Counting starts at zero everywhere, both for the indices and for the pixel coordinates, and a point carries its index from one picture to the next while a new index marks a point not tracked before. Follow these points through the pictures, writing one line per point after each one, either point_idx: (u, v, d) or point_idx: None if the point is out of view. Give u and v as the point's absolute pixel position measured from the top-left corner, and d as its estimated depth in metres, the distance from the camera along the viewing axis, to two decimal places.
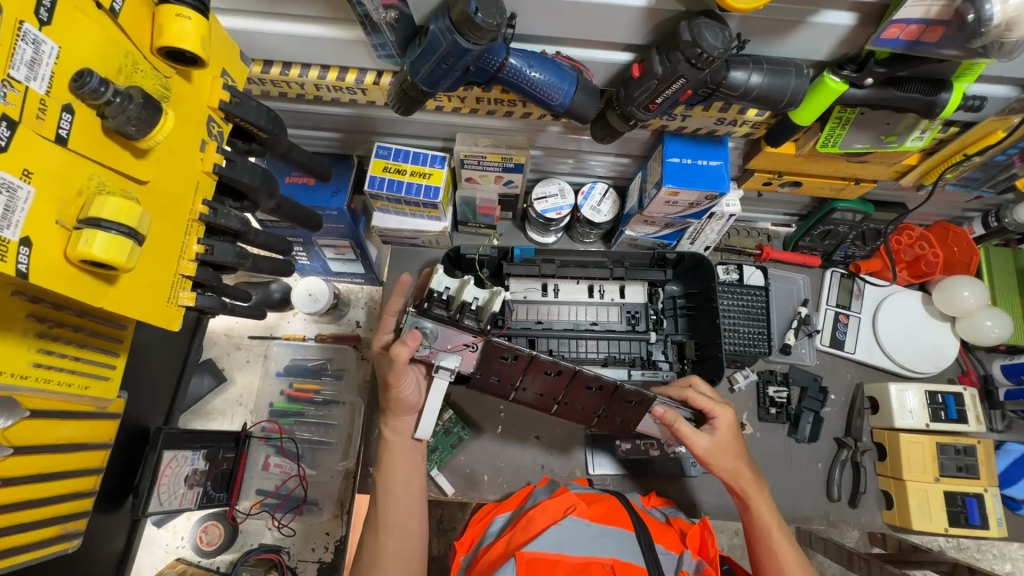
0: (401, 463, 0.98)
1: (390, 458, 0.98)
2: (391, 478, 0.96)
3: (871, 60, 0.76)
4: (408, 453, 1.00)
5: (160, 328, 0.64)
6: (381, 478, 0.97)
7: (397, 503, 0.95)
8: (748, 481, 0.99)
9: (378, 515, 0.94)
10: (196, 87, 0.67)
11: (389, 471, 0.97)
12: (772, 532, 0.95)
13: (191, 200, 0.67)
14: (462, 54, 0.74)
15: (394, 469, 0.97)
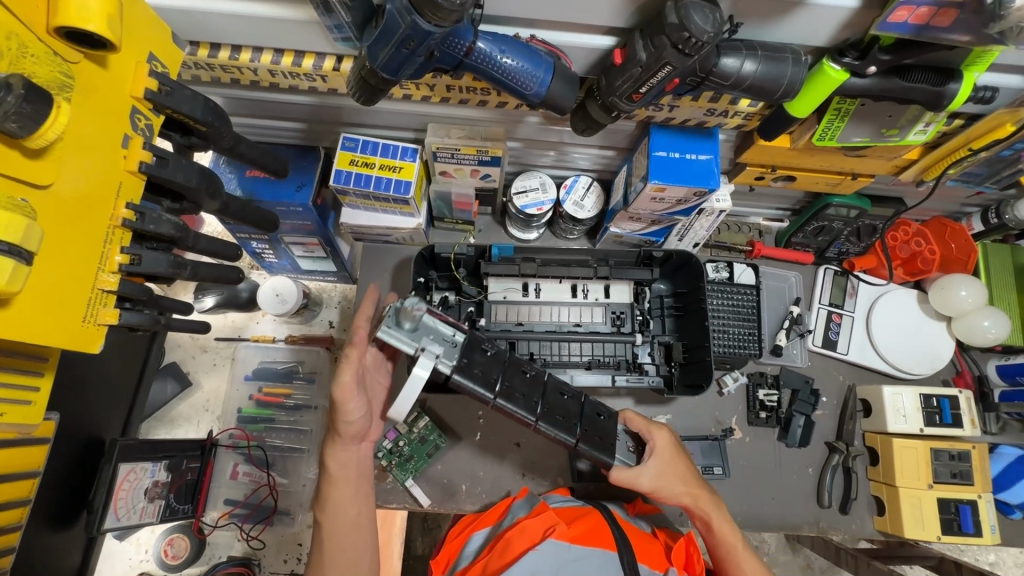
0: (344, 499, 0.93)
1: (332, 493, 0.93)
2: (333, 520, 0.91)
3: (875, 45, 0.69)
4: (353, 488, 0.94)
5: (78, 351, 0.57)
6: (323, 520, 0.92)
7: (341, 546, 0.90)
8: (700, 500, 0.98)
9: (319, 558, 0.90)
10: (115, 73, 0.58)
11: (331, 510, 0.92)
12: (738, 555, 0.95)
13: (112, 204, 0.59)
14: (423, 37, 0.66)
15: (334, 508, 0.92)
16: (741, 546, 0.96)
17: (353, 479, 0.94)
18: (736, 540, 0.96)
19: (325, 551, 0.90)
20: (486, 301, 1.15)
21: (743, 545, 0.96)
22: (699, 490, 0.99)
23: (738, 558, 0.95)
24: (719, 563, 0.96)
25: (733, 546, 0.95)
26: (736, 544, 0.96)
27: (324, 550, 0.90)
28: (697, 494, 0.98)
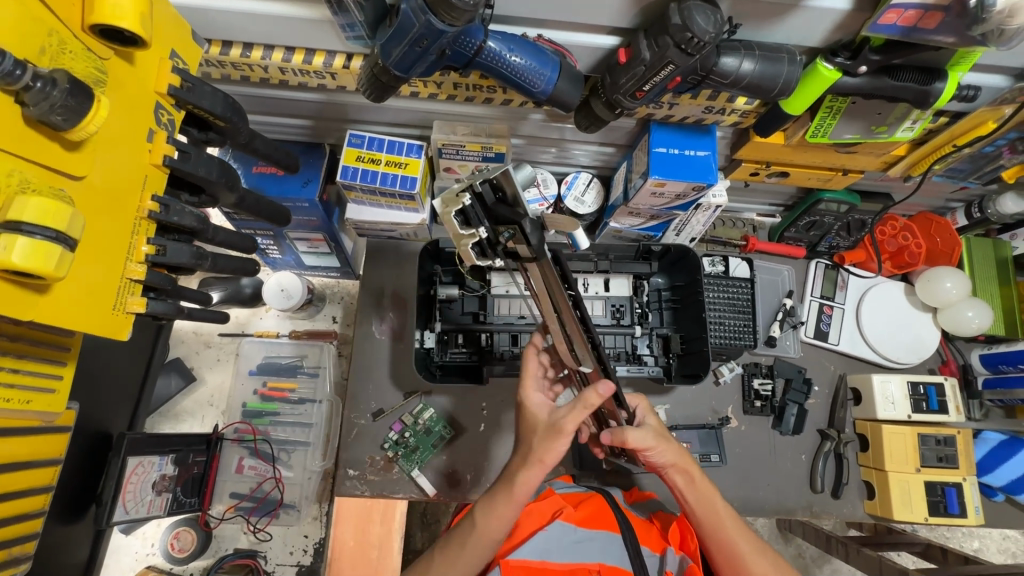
0: (499, 523, 0.81)
1: (495, 501, 0.83)
2: (477, 530, 0.82)
3: (866, 46, 0.73)
4: (511, 513, 0.82)
5: (107, 337, 0.59)
6: (467, 525, 0.83)
7: (473, 563, 0.81)
8: (687, 459, 0.93)
9: (443, 559, 0.82)
10: (141, 70, 0.61)
11: (486, 517, 0.82)
12: (722, 517, 0.89)
13: (138, 196, 0.61)
14: (436, 36, 0.68)
15: (484, 519, 0.82)
16: (726, 508, 0.90)
17: (517, 503, 0.82)
18: (720, 501, 0.91)
19: (452, 559, 0.81)
20: (489, 296, 1.16)
21: (726, 507, 0.90)
22: (688, 459, 0.94)
23: (721, 519, 0.89)
24: (703, 528, 0.90)
25: (717, 508, 0.90)
26: (720, 507, 0.90)
27: (460, 547, 0.82)
28: (681, 453, 0.93)
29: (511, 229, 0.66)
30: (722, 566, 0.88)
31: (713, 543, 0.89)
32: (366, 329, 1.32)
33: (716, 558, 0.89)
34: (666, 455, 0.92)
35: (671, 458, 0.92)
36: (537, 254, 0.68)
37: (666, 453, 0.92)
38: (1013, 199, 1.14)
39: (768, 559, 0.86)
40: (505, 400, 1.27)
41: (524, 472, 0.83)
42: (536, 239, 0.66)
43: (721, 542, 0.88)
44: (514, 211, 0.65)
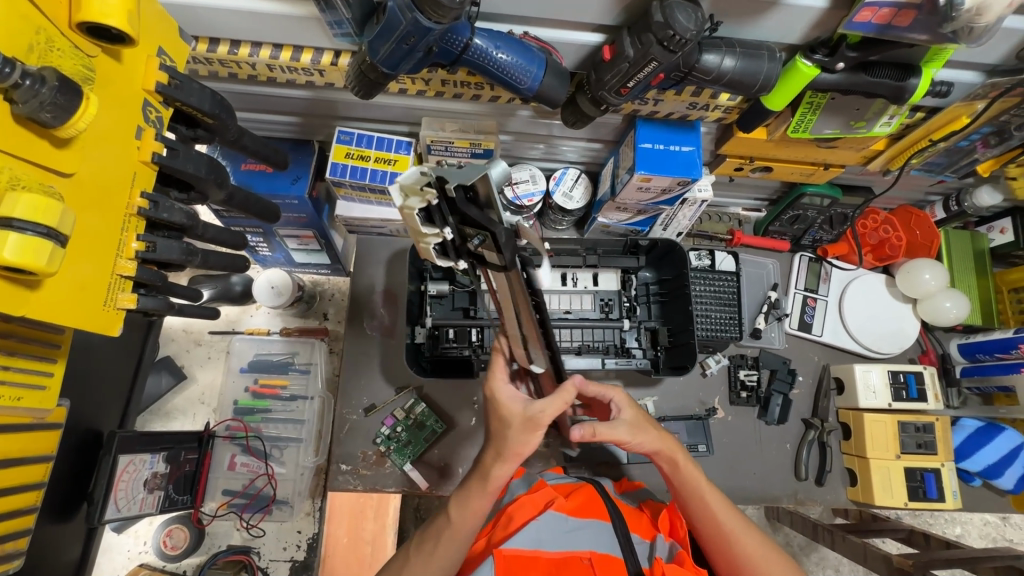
0: (471, 516, 0.82)
1: (467, 494, 0.82)
2: (451, 525, 0.82)
3: (843, 43, 0.75)
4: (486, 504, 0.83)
5: (99, 333, 0.59)
6: (444, 520, 0.84)
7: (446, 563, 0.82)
8: (669, 444, 0.94)
9: (420, 556, 0.83)
10: (128, 68, 0.61)
11: (458, 513, 0.82)
12: (704, 496, 0.92)
13: (128, 192, 0.62)
14: (423, 34, 0.69)
15: (457, 514, 0.82)
16: (707, 484, 0.93)
17: (491, 497, 0.82)
18: (703, 479, 0.93)
19: (429, 551, 0.82)
20: (479, 291, 1.18)
21: (709, 485, 0.93)
22: (669, 446, 0.94)
23: (705, 498, 0.92)
24: (688, 506, 0.93)
25: (700, 487, 0.92)
26: (704, 486, 0.92)
27: (435, 543, 0.83)
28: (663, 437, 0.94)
29: (480, 233, 0.59)
30: (709, 542, 0.91)
31: (699, 521, 0.92)
32: (358, 325, 1.32)
33: (706, 539, 0.91)
34: (647, 441, 0.92)
35: (653, 445, 0.92)
36: (506, 267, 0.61)
37: (649, 441, 0.92)
38: (988, 193, 1.18)
39: (752, 535, 0.89)
40: None
41: (497, 465, 0.80)
42: (509, 248, 0.59)
43: (706, 519, 0.91)
44: (486, 215, 0.58)
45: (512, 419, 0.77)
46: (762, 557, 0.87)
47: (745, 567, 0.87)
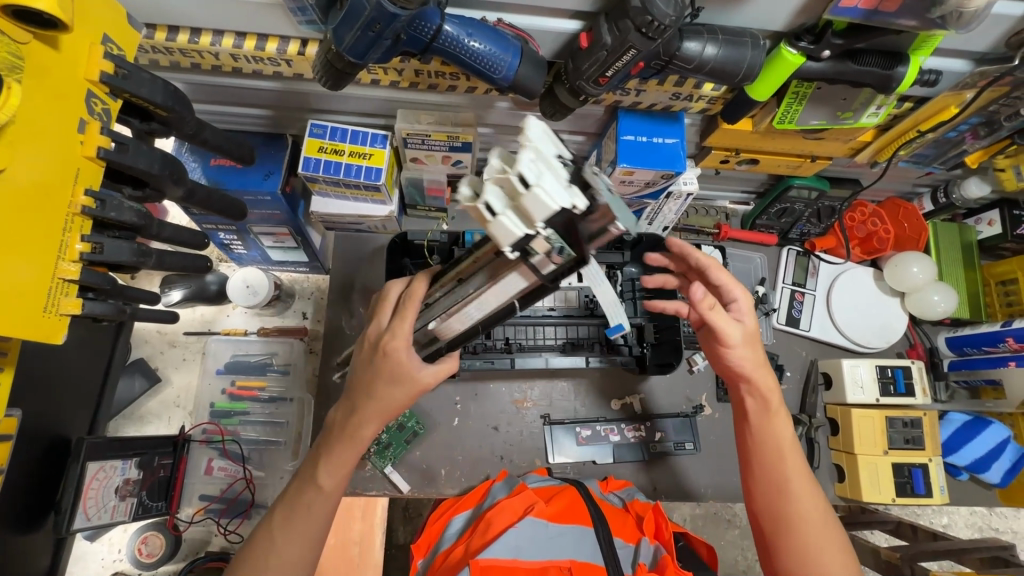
0: (338, 476, 0.78)
1: (333, 453, 0.78)
2: (321, 491, 0.77)
3: (828, 30, 0.72)
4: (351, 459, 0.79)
5: (41, 342, 0.57)
6: (307, 487, 0.78)
7: (306, 532, 0.77)
8: (768, 385, 0.86)
9: (286, 520, 0.77)
10: (68, 56, 0.57)
11: (324, 474, 0.78)
12: (781, 449, 0.85)
13: (69, 191, 0.58)
14: (389, 20, 0.65)
15: (325, 475, 0.78)
16: (791, 442, 0.86)
17: (360, 454, 0.79)
18: (785, 434, 0.86)
19: (294, 512, 0.77)
20: None
21: (791, 442, 0.86)
22: (774, 391, 0.87)
23: (782, 451, 0.85)
24: (760, 448, 0.86)
25: (781, 439, 0.85)
26: (784, 441, 0.85)
27: (305, 511, 0.77)
28: (765, 370, 0.87)
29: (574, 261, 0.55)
30: (762, 493, 0.84)
31: (763, 468, 0.85)
32: (337, 325, 1.29)
33: (756, 489, 0.86)
34: (747, 360, 0.86)
35: (750, 369, 0.86)
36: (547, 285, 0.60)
37: (750, 360, 0.86)
38: (976, 183, 1.16)
39: (816, 504, 0.82)
40: (478, 393, 1.25)
41: (370, 423, 0.77)
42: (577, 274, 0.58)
43: (774, 470, 0.84)
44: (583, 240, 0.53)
45: (404, 376, 0.75)
46: (817, 528, 0.80)
47: (794, 528, 0.81)
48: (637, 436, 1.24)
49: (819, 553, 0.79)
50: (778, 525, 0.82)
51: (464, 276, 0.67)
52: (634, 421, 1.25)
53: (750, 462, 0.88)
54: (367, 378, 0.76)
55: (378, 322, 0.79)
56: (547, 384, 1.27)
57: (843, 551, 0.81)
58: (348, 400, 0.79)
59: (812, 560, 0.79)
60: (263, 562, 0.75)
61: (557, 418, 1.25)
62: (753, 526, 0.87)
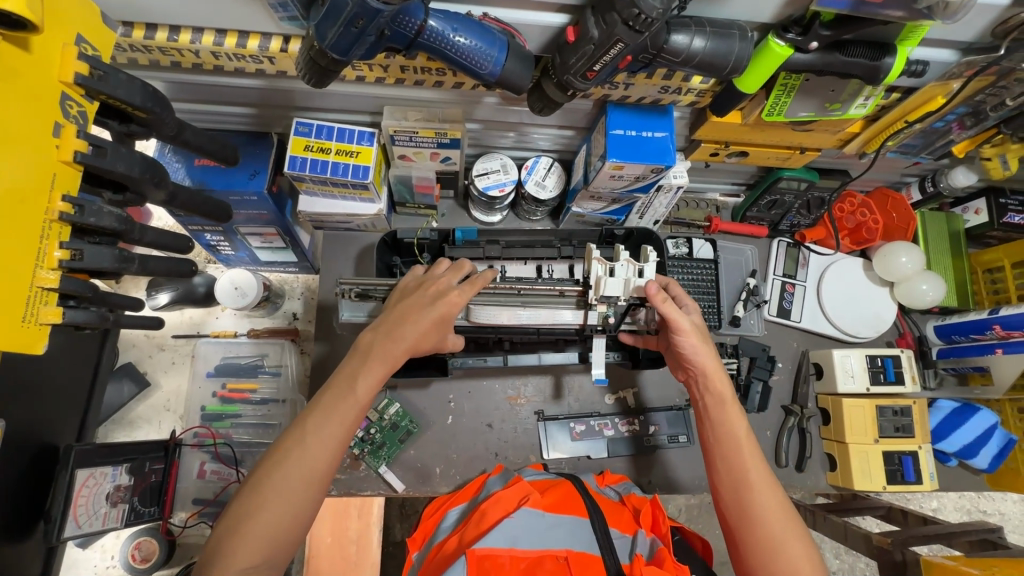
0: (375, 389, 0.78)
1: (373, 364, 0.78)
2: (357, 400, 0.75)
3: (817, 21, 0.71)
4: (384, 372, 0.78)
5: (19, 352, 0.57)
6: (342, 394, 0.76)
7: (341, 436, 0.74)
8: (719, 377, 0.86)
9: (319, 420, 0.74)
10: (40, 57, 0.56)
11: (364, 383, 0.76)
12: (739, 441, 0.83)
13: (46, 197, 0.58)
14: (372, 15, 0.63)
15: (365, 385, 0.76)
16: (746, 434, 0.84)
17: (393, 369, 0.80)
18: (740, 426, 0.84)
19: (329, 412, 0.74)
20: None
21: (746, 433, 0.84)
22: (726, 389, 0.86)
23: (739, 443, 0.83)
24: (718, 449, 0.84)
25: (737, 432, 0.84)
26: (739, 433, 0.83)
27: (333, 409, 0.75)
28: (715, 365, 0.87)
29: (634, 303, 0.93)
30: (725, 490, 0.82)
31: (725, 461, 0.83)
32: (326, 324, 1.26)
33: (722, 491, 0.82)
34: (698, 352, 0.86)
35: (704, 362, 0.86)
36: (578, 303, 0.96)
37: (700, 352, 0.87)
38: (964, 172, 1.17)
39: (777, 495, 0.79)
40: (472, 391, 1.25)
41: (406, 340, 0.79)
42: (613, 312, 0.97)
43: (733, 462, 0.82)
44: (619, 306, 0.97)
45: (445, 324, 0.82)
46: (780, 520, 0.77)
47: (757, 523, 0.77)
48: (630, 429, 1.25)
49: (786, 546, 0.76)
50: (746, 526, 0.78)
51: (526, 290, 0.95)
52: (628, 414, 1.26)
53: (711, 459, 0.85)
54: (418, 313, 0.81)
55: (447, 280, 0.85)
56: (540, 380, 1.27)
57: (810, 546, 0.77)
58: (386, 325, 0.81)
59: (780, 553, 0.75)
60: (297, 463, 0.71)
61: (552, 414, 1.25)
62: (724, 532, 0.82)
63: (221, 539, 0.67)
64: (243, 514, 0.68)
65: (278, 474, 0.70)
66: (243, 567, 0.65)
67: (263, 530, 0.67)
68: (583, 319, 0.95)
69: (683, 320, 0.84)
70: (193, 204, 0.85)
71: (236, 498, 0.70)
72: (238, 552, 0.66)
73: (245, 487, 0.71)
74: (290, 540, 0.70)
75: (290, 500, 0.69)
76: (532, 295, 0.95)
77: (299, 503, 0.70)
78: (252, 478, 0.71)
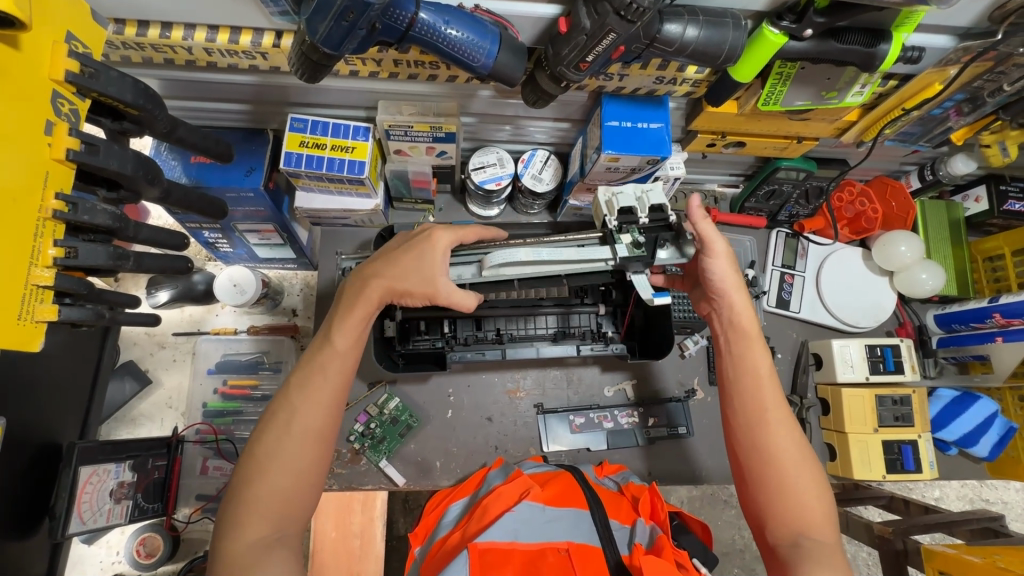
0: (356, 339, 0.80)
1: (348, 315, 0.80)
2: (337, 349, 0.79)
3: (811, 8, 0.70)
4: (363, 320, 0.81)
5: (16, 349, 0.58)
6: (323, 349, 0.79)
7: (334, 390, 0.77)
8: (745, 312, 0.86)
9: (304, 379, 0.77)
10: (30, 56, 0.57)
11: (343, 334, 0.80)
12: (762, 378, 0.83)
13: (40, 196, 0.58)
14: (363, 9, 0.63)
15: (342, 334, 0.80)
16: (768, 372, 0.84)
17: (370, 318, 0.82)
18: (763, 363, 0.84)
19: (311, 368, 0.78)
20: None
21: (769, 371, 0.84)
22: (752, 326, 0.86)
23: (761, 380, 0.83)
24: (737, 381, 0.84)
25: (760, 370, 0.84)
26: (762, 368, 0.84)
27: (318, 368, 0.78)
28: (742, 300, 0.86)
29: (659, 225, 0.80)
30: (740, 426, 0.82)
31: (746, 398, 0.82)
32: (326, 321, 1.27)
33: (738, 426, 0.82)
34: (726, 279, 0.86)
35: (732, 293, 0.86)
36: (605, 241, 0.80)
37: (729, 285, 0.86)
38: (963, 160, 1.16)
39: (795, 436, 0.79)
40: (471, 385, 1.25)
41: (377, 280, 0.82)
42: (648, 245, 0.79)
43: (752, 398, 0.82)
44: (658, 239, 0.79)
45: (428, 258, 0.82)
46: (796, 463, 0.77)
47: (772, 459, 0.78)
48: (630, 422, 1.25)
49: (798, 489, 0.76)
50: (760, 461, 0.79)
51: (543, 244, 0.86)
52: (628, 406, 1.26)
53: (728, 395, 0.85)
54: (393, 252, 0.84)
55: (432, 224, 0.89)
56: (539, 373, 1.27)
57: (823, 494, 0.76)
58: (363, 267, 0.86)
59: (792, 496, 0.75)
60: (288, 428, 0.73)
61: (551, 407, 1.26)
62: (733, 470, 0.83)
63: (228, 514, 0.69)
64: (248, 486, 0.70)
65: (272, 440, 0.73)
66: (254, 536, 0.67)
67: (268, 495, 0.69)
68: (611, 254, 0.77)
69: (718, 239, 0.83)
70: (187, 202, 0.85)
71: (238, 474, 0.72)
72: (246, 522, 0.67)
73: (245, 458, 0.73)
74: (300, 507, 0.71)
75: (290, 464, 0.72)
76: (548, 246, 0.81)
77: (305, 464, 0.73)
78: (249, 450, 0.74)
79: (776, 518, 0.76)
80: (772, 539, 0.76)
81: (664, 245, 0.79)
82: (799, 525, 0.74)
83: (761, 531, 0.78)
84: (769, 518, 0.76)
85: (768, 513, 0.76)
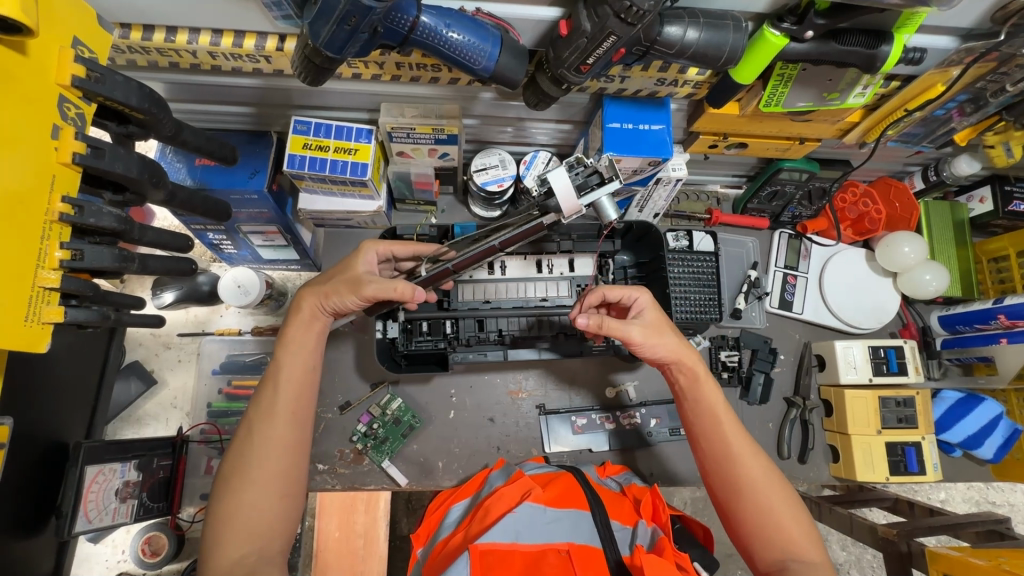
0: (306, 352, 0.89)
1: (290, 332, 0.91)
2: (280, 366, 0.87)
3: (812, 10, 0.70)
4: (307, 334, 0.91)
5: (22, 350, 0.58)
6: (271, 371, 0.87)
7: (295, 401, 0.84)
8: (689, 354, 0.89)
9: (256, 406, 0.84)
10: (37, 61, 0.57)
11: (291, 353, 0.88)
12: (718, 414, 0.85)
13: (46, 199, 0.59)
14: (365, 13, 0.63)
15: (288, 355, 0.88)
16: (723, 405, 0.86)
17: (312, 329, 0.92)
18: (718, 399, 0.87)
19: (264, 393, 0.85)
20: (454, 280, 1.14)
21: (724, 406, 0.86)
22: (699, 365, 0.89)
23: (718, 416, 0.85)
24: (698, 422, 0.87)
25: (715, 407, 0.86)
26: (718, 404, 0.86)
27: (273, 388, 0.85)
28: (685, 346, 0.90)
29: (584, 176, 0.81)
30: (711, 467, 0.84)
31: (704, 441, 0.85)
32: None
33: (707, 464, 0.84)
34: (663, 346, 0.89)
35: (669, 352, 0.89)
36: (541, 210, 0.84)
37: (665, 345, 0.89)
38: (967, 161, 1.15)
39: (760, 462, 0.81)
40: (473, 386, 1.26)
41: (308, 297, 0.93)
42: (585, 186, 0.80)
43: (713, 437, 0.84)
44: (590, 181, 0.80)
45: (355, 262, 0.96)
46: (766, 486, 0.79)
47: (748, 493, 0.79)
48: (632, 423, 1.25)
49: (778, 515, 0.77)
50: (736, 495, 0.80)
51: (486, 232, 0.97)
52: (630, 408, 1.26)
53: (694, 436, 0.87)
54: (324, 279, 0.95)
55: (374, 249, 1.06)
56: (541, 374, 1.28)
57: (800, 515, 0.77)
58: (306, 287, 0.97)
59: (775, 523, 0.76)
60: (255, 453, 0.80)
61: (552, 408, 1.26)
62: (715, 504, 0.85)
63: (212, 536, 0.75)
64: (226, 510, 0.76)
65: (241, 466, 0.79)
66: (236, 555, 0.73)
67: (247, 516, 0.76)
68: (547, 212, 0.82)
69: (628, 331, 0.87)
70: (191, 204, 0.86)
71: (216, 499, 0.78)
72: (231, 537, 0.74)
73: (216, 492, 0.79)
74: (275, 523, 0.77)
75: (261, 483, 0.78)
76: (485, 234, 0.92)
77: (277, 480, 0.79)
78: (220, 481, 0.79)
79: (763, 544, 0.76)
80: (761, 564, 0.77)
81: (596, 185, 0.80)
82: (780, 544, 0.75)
83: (750, 557, 0.79)
84: (757, 545, 0.77)
85: (753, 542, 0.77)
